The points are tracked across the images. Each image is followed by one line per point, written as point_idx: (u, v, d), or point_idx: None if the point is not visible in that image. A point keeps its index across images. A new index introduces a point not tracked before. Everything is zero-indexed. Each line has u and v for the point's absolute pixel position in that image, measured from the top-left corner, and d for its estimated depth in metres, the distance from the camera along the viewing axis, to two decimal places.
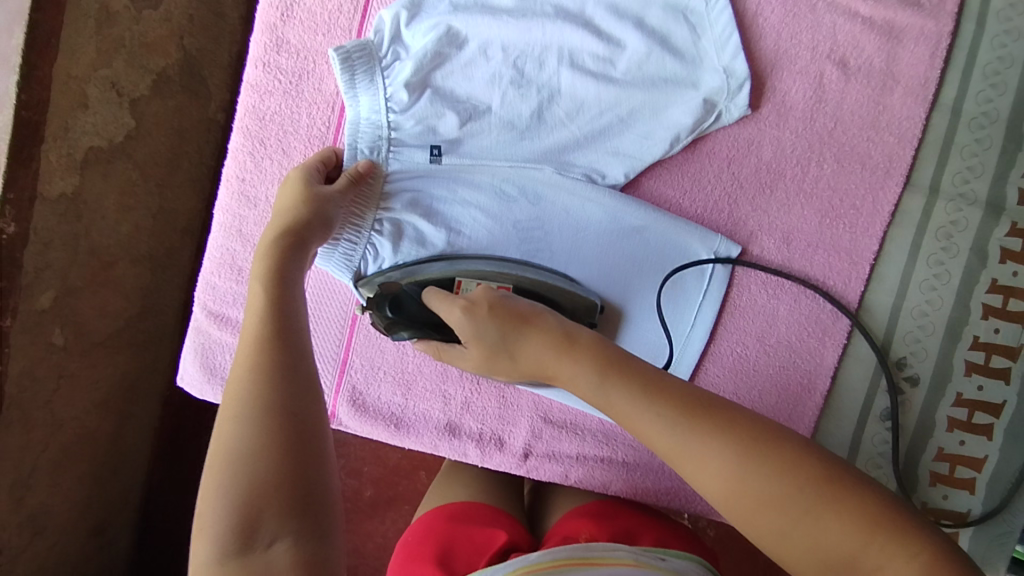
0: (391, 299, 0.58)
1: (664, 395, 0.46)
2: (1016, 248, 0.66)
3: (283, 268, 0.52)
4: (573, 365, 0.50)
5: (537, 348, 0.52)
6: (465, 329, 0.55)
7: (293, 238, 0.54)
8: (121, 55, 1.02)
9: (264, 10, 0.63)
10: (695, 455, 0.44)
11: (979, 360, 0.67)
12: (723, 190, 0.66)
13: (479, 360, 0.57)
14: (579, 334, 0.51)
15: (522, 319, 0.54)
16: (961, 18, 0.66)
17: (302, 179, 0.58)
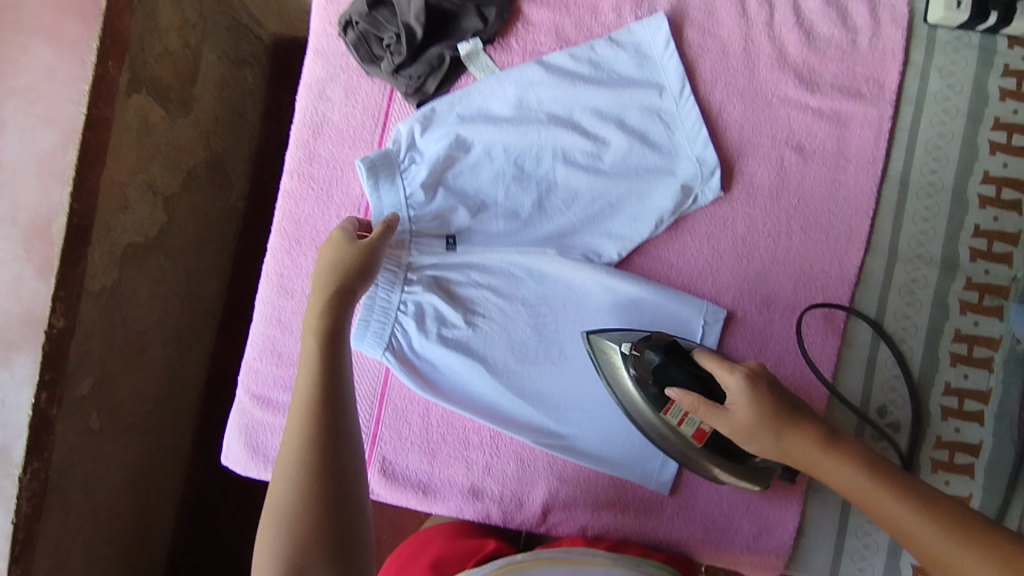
0: (666, 345, 0.65)
1: (861, 460, 0.56)
2: (974, 300, 0.75)
3: (330, 329, 0.59)
4: (797, 436, 0.59)
5: (755, 409, 0.59)
6: (741, 394, 0.59)
7: (337, 300, 0.61)
8: (157, 159, 1.14)
9: (298, 129, 0.73)
10: (888, 510, 0.53)
11: (954, 405, 0.75)
12: (706, 262, 0.74)
13: (730, 420, 0.60)
14: (783, 399, 0.59)
15: (767, 390, 0.59)
16: (902, 101, 0.75)
17: (340, 236, 0.64)
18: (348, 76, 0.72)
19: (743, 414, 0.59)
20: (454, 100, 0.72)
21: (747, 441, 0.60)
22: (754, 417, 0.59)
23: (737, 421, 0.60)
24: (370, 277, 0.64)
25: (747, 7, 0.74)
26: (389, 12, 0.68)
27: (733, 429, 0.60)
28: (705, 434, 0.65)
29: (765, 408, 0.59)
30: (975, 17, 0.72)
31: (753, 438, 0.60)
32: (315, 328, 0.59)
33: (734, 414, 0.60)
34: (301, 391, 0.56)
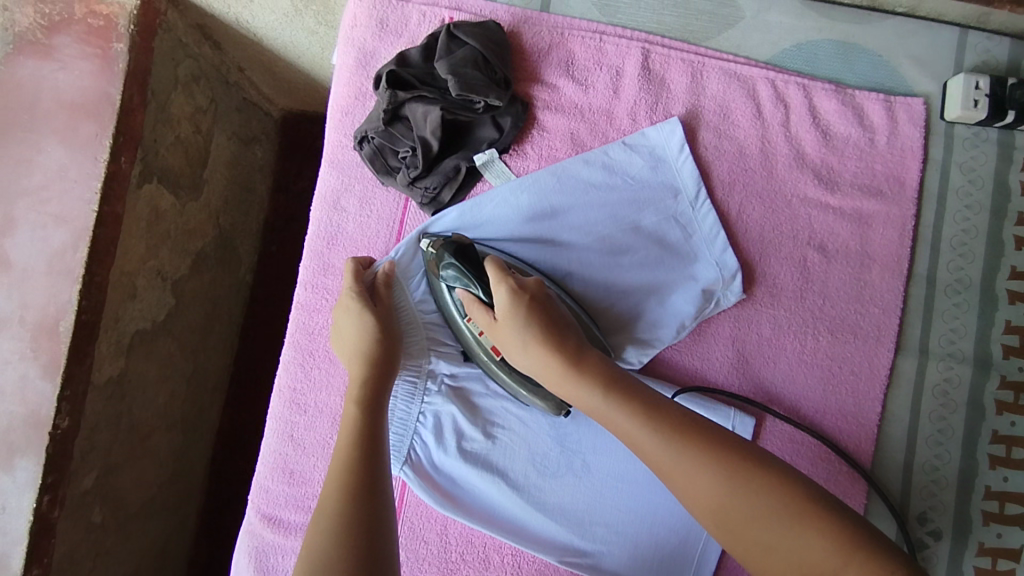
0: (457, 246, 0.64)
1: (652, 421, 0.52)
2: (1009, 400, 0.72)
3: (368, 396, 0.59)
4: (581, 386, 0.56)
5: (525, 344, 0.60)
6: (503, 302, 0.61)
7: (374, 369, 0.61)
8: (167, 244, 1.11)
9: (312, 239, 0.72)
10: (687, 477, 0.49)
11: (994, 509, 0.72)
12: (730, 365, 0.72)
13: (499, 330, 0.62)
14: (560, 340, 0.58)
15: (545, 325, 0.59)
16: (924, 198, 0.74)
17: (357, 297, 0.64)
18: (363, 186, 0.72)
19: (506, 324, 0.61)
20: (468, 209, 0.70)
21: (503, 344, 0.62)
22: (520, 337, 0.60)
23: (497, 324, 0.62)
24: (396, 346, 0.63)
25: (761, 108, 0.73)
26: (404, 126, 0.67)
27: (498, 334, 0.62)
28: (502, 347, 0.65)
29: (530, 328, 0.59)
30: (993, 115, 0.72)
31: (515, 351, 0.61)
32: (352, 395, 0.59)
33: (500, 324, 0.62)
34: (340, 450, 0.55)
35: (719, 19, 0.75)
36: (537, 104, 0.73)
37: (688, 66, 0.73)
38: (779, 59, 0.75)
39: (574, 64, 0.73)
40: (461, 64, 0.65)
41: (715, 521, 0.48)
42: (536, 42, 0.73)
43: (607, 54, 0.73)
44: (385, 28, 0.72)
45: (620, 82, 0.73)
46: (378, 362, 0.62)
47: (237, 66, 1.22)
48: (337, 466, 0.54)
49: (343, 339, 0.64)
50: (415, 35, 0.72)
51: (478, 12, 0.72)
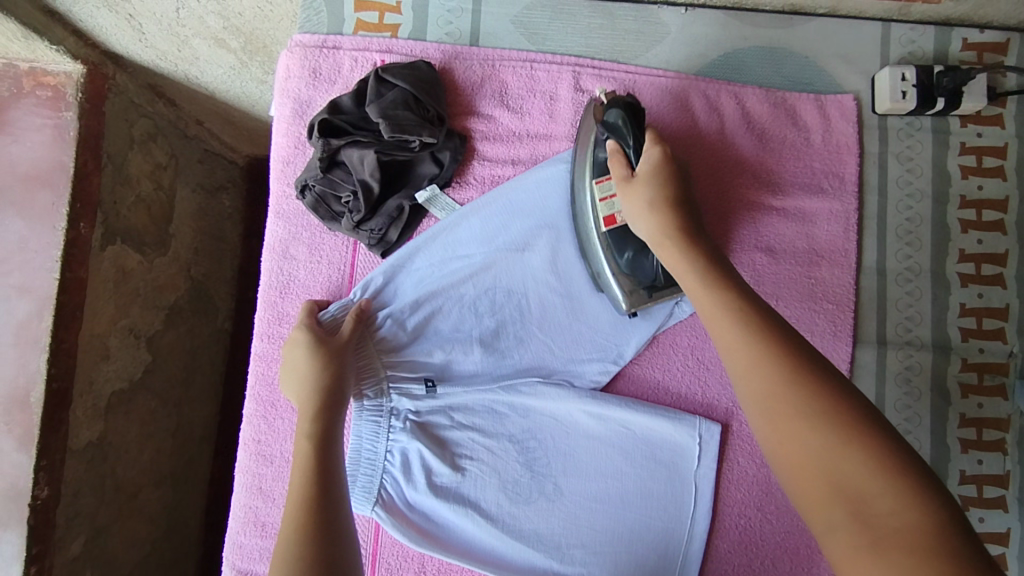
0: (626, 108, 0.66)
1: (746, 313, 0.49)
2: (973, 382, 0.73)
3: (320, 432, 0.59)
4: (682, 260, 0.56)
5: (651, 201, 0.61)
6: (651, 164, 0.62)
7: (320, 403, 0.61)
8: (137, 302, 1.10)
9: (265, 291, 0.72)
10: (756, 360, 0.46)
11: (973, 493, 0.72)
12: (692, 374, 0.72)
13: (629, 185, 0.62)
14: (675, 215, 0.60)
15: (674, 197, 0.61)
16: (865, 191, 0.75)
17: (307, 331, 0.65)
18: (310, 232, 0.72)
19: (638, 182, 0.62)
20: (416, 244, 0.71)
21: (628, 204, 0.62)
22: (647, 197, 0.61)
23: (635, 181, 0.62)
24: (343, 381, 0.63)
25: (695, 118, 0.74)
26: (343, 171, 0.68)
27: (627, 190, 0.62)
28: (615, 220, 0.65)
29: (661, 193, 0.61)
30: (923, 104, 0.73)
31: (638, 213, 0.61)
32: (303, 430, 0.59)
33: (636, 179, 0.62)
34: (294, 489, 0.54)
35: (645, 35, 0.76)
36: (475, 136, 0.74)
37: (620, 83, 0.75)
38: (708, 69, 0.76)
39: (507, 93, 0.74)
40: (392, 106, 0.66)
41: (760, 405, 0.45)
42: (468, 76, 0.74)
43: (540, 79, 0.74)
44: (319, 77, 0.73)
45: (555, 105, 0.74)
46: (327, 397, 0.61)
47: (195, 119, 1.21)
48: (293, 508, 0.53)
49: (291, 379, 0.64)
50: (349, 80, 0.73)
51: (409, 52, 0.74)
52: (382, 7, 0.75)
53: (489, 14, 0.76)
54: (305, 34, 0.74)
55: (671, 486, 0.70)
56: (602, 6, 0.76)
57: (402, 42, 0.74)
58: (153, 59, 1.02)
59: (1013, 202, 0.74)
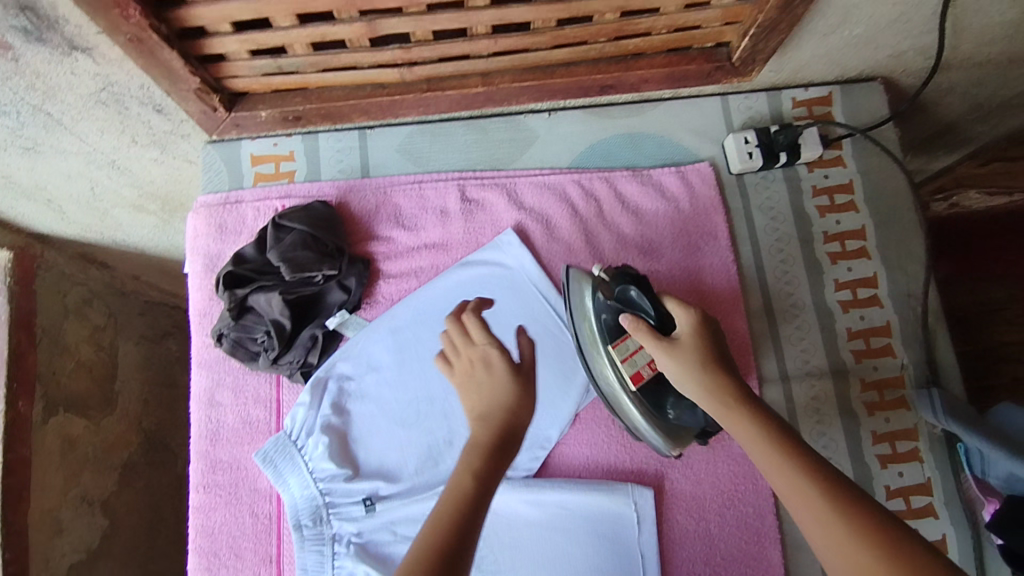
0: (632, 275, 0.64)
1: (825, 480, 0.44)
2: (876, 399, 0.78)
3: (481, 478, 0.49)
4: (742, 420, 0.50)
5: (704, 363, 0.54)
6: (687, 329, 0.57)
7: (489, 449, 0.51)
8: (87, 468, 1.11)
9: (196, 441, 0.74)
10: (842, 541, 0.41)
11: (903, 506, 0.75)
12: (618, 442, 0.75)
13: (677, 353, 0.55)
14: (723, 379, 0.53)
15: (715, 358, 0.54)
16: (739, 243, 0.83)
17: (494, 348, 0.56)
18: (233, 376, 0.75)
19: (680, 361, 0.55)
20: (337, 366, 0.75)
21: (671, 366, 0.55)
22: (694, 362, 0.54)
23: (677, 345, 0.56)
24: (523, 421, 0.54)
25: (575, 206, 0.82)
26: (254, 314, 0.73)
27: (669, 354, 0.56)
28: (642, 378, 0.61)
29: (707, 357, 0.54)
30: (768, 160, 0.82)
31: (685, 374, 0.54)
32: (467, 456, 0.51)
33: (677, 344, 0.56)
34: (435, 519, 0.46)
35: (517, 142, 0.84)
36: (378, 258, 0.80)
37: (503, 188, 0.82)
38: (579, 162, 0.85)
39: (402, 215, 0.81)
40: (291, 248, 0.71)
41: None
42: (363, 205, 0.81)
43: (429, 197, 0.81)
44: (225, 231, 0.79)
45: (447, 218, 0.81)
46: (502, 436, 0.52)
47: (131, 275, 1.24)
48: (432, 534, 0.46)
49: (466, 388, 0.55)
50: (253, 228, 0.79)
51: (306, 194, 0.81)
52: (277, 158, 0.81)
53: (375, 146, 0.83)
54: (209, 194, 0.81)
55: (618, 558, 0.72)
56: (474, 124, 0.84)
57: (299, 185, 0.81)
58: (80, 232, 1.07)
59: (868, 230, 0.82)
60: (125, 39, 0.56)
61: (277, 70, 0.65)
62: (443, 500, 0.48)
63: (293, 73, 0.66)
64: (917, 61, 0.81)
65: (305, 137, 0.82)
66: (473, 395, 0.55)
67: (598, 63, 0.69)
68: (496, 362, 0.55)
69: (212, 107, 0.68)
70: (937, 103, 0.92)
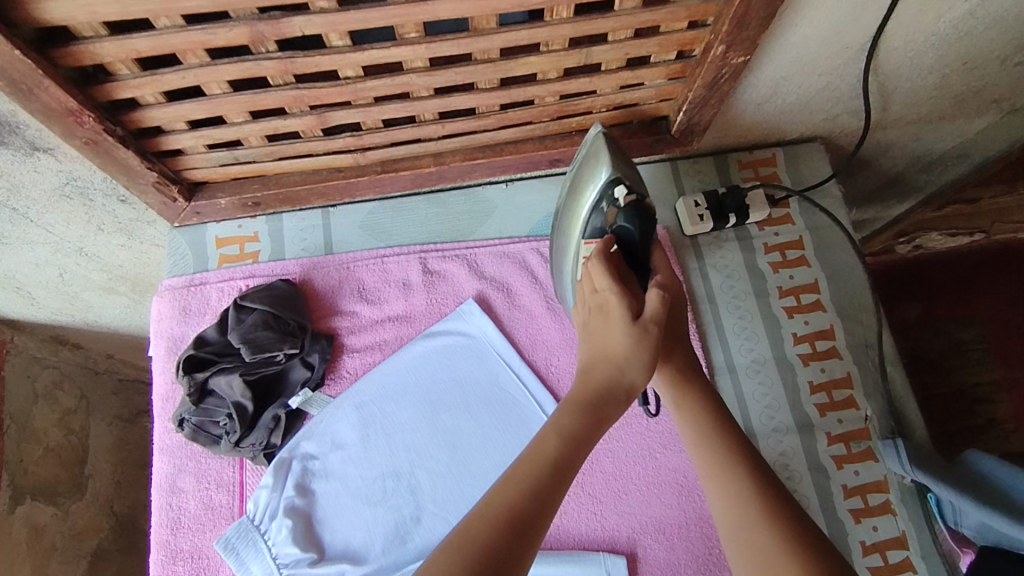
0: (642, 219, 0.61)
1: (753, 469, 0.55)
2: (843, 452, 0.78)
3: (575, 437, 0.53)
4: (689, 406, 0.61)
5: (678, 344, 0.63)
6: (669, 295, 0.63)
7: (589, 410, 0.54)
8: (53, 558, 1.07)
9: (156, 531, 0.72)
10: (752, 518, 0.52)
11: (880, 562, 0.74)
12: (587, 511, 0.75)
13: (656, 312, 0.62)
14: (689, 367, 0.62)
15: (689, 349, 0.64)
16: (697, 301, 0.84)
17: (620, 299, 0.57)
18: (195, 461, 0.74)
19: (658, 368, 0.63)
20: (301, 445, 0.75)
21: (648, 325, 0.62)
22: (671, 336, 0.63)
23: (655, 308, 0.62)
24: (622, 385, 0.56)
25: (535, 272, 0.84)
26: (216, 397, 0.73)
27: None
28: None
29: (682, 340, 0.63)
30: (717, 221, 0.85)
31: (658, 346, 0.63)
32: (568, 411, 0.54)
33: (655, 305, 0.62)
34: (539, 461, 0.51)
35: (477, 213, 0.87)
36: (342, 332, 0.81)
37: (463, 259, 0.84)
38: (538, 229, 0.86)
39: (365, 288, 0.82)
40: (251, 329, 0.72)
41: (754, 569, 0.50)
42: (326, 281, 0.82)
43: (392, 270, 0.83)
44: (189, 313, 0.80)
45: (410, 289, 0.83)
46: (597, 397, 0.55)
47: (106, 354, 1.22)
48: (531, 476, 0.50)
49: (603, 325, 0.58)
50: (217, 309, 0.80)
51: (270, 273, 0.82)
52: (241, 239, 0.84)
53: (338, 224, 0.85)
54: (174, 278, 0.82)
55: None
56: (434, 197, 0.86)
57: (263, 264, 0.82)
58: (52, 317, 1.07)
59: (821, 283, 0.84)
60: (81, 142, 0.59)
61: (234, 160, 0.69)
62: (546, 444, 0.52)
63: (250, 163, 0.71)
64: (851, 122, 0.86)
65: (269, 218, 0.84)
66: (608, 332, 0.57)
67: (543, 140, 0.76)
68: (616, 312, 0.57)
69: (172, 198, 0.72)
70: (877, 161, 0.97)
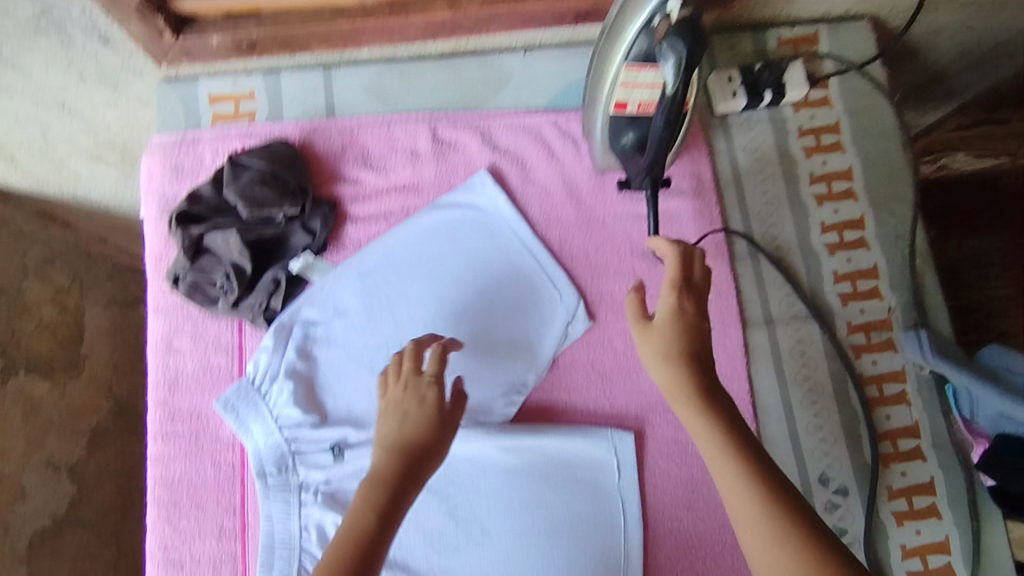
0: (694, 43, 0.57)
1: (767, 486, 0.49)
2: (862, 342, 0.76)
3: (386, 507, 0.50)
4: (697, 421, 0.53)
5: (677, 358, 0.55)
6: (668, 310, 0.56)
7: (398, 477, 0.52)
8: (51, 433, 1.04)
9: (154, 391, 0.71)
10: (767, 540, 0.47)
11: (890, 449, 0.74)
12: (597, 388, 0.73)
13: (651, 339, 0.56)
14: (690, 371, 0.54)
15: (691, 351, 0.55)
16: (723, 184, 0.80)
17: (381, 419, 0.55)
18: (192, 322, 0.72)
19: (662, 374, 0.55)
20: (302, 311, 0.72)
21: (641, 349, 0.57)
22: (665, 348, 0.55)
23: (652, 335, 0.56)
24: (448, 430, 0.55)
25: (553, 146, 0.78)
26: (211, 257, 0.69)
27: (647, 337, 0.57)
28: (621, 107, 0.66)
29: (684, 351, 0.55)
30: (752, 98, 0.79)
31: (651, 364, 0.56)
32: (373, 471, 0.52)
33: (655, 325, 0.56)
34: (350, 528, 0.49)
35: (492, 81, 0.80)
36: (345, 200, 0.76)
37: (476, 128, 0.78)
38: (556, 101, 0.80)
39: (369, 155, 0.77)
40: (248, 185, 0.68)
41: None
42: (328, 145, 0.77)
43: (398, 137, 0.78)
44: (181, 172, 0.75)
45: (417, 157, 0.77)
46: (406, 459, 0.52)
47: (97, 236, 1.13)
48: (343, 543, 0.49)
49: (374, 420, 0.55)
50: (212, 169, 0.75)
51: (268, 133, 0.76)
52: (236, 97, 0.78)
53: (340, 86, 0.79)
54: (164, 134, 0.76)
55: (598, 505, 0.70)
56: (447, 62, 0.80)
57: (259, 125, 0.77)
58: (36, 186, 1.00)
59: (856, 171, 0.79)
60: None
61: None
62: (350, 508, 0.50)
63: None
64: None
65: (266, 74, 0.78)
66: (393, 418, 0.55)
67: None
68: (427, 396, 0.55)
69: (159, 31, 0.71)
70: (924, 49, 0.90)
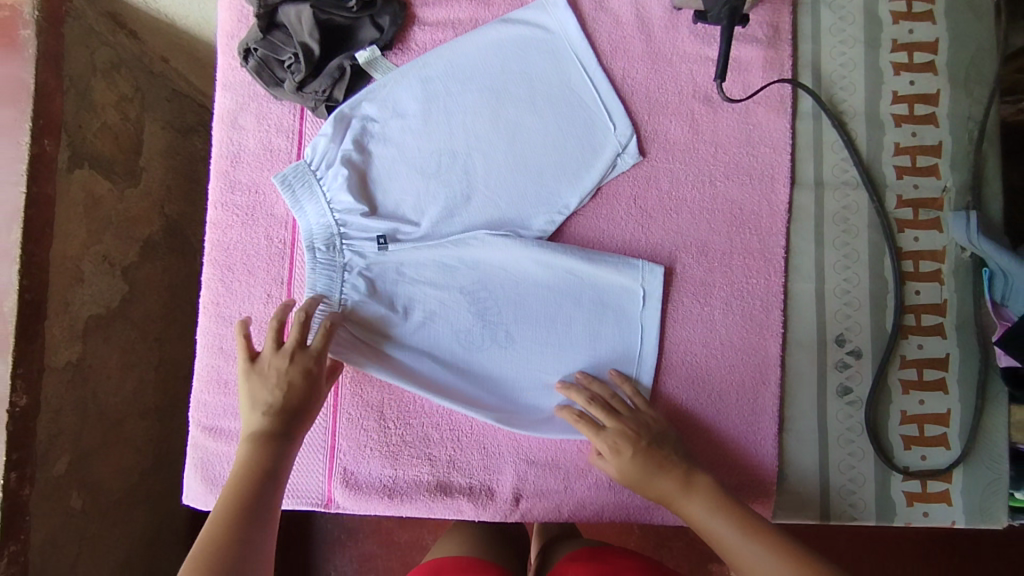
0: None
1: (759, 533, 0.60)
2: (909, 217, 0.75)
3: (277, 458, 0.61)
4: (694, 501, 0.65)
5: (651, 485, 0.66)
6: (613, 451, 0.67)
7: (281, 431, 0.62)
8: (109, 230, 0.99)
9: (217, 161, 0.74)
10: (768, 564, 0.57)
11: (913, 322, 0.74)
12: (635, 222, 0.74)
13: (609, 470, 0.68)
14: (648, 462, 0.66)
15: (651, 453, 0.67)
16: (798, 40, 0.78)
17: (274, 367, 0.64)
18: (257, 103, 0.74)
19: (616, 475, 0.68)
20: (362, 105, 0.73)
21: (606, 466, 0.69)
22: (624, 459, 0.67)
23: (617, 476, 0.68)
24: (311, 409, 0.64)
25: None
26: (283, 36, 0.71)
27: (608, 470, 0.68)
28: None
29: (646, 457, 0.66)
30: None
31: (694, 515, 0.64)
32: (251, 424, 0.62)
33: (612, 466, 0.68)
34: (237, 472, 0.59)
35: None
36: (415, 4, 0.76)
37: None
38: None
39: None
40: None
41: None
42: None
43: None
44: None
45: None
46: (287, 415, 0.63)
47: (159, 55, 1.09)
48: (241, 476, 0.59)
49: (258, 381, 0.64)
50: None
51: None
52: None
53: None
54: None
55: (619, 329, 0.73)
56: None
57: None
58: None
59: (941, 43, 0.76)
60: None
61: None
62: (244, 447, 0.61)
63: None
64: None
65: None
66: (268, 388, 0.63)
67: None
68: (311, 368, 0.64)
69: None
70: None
